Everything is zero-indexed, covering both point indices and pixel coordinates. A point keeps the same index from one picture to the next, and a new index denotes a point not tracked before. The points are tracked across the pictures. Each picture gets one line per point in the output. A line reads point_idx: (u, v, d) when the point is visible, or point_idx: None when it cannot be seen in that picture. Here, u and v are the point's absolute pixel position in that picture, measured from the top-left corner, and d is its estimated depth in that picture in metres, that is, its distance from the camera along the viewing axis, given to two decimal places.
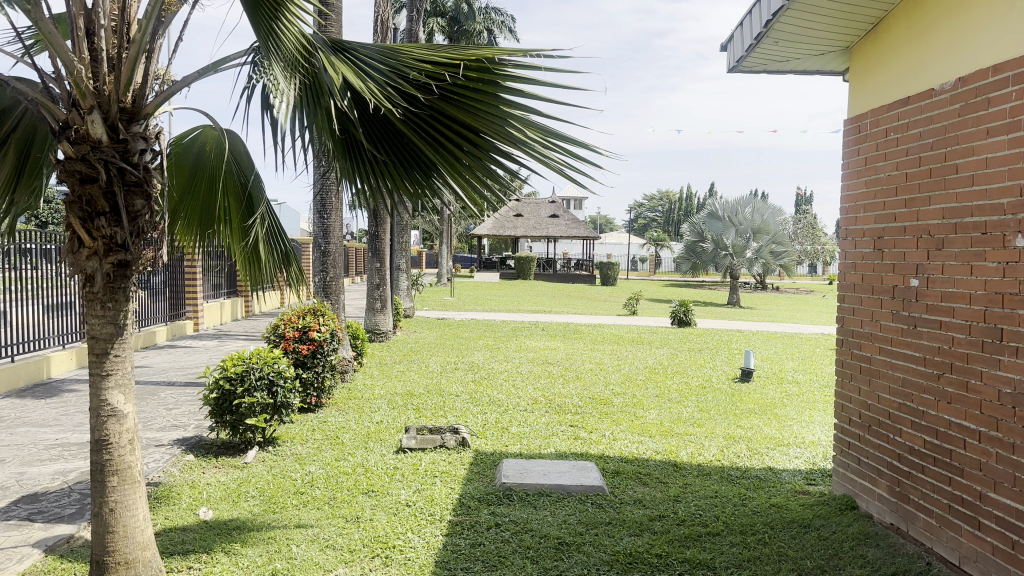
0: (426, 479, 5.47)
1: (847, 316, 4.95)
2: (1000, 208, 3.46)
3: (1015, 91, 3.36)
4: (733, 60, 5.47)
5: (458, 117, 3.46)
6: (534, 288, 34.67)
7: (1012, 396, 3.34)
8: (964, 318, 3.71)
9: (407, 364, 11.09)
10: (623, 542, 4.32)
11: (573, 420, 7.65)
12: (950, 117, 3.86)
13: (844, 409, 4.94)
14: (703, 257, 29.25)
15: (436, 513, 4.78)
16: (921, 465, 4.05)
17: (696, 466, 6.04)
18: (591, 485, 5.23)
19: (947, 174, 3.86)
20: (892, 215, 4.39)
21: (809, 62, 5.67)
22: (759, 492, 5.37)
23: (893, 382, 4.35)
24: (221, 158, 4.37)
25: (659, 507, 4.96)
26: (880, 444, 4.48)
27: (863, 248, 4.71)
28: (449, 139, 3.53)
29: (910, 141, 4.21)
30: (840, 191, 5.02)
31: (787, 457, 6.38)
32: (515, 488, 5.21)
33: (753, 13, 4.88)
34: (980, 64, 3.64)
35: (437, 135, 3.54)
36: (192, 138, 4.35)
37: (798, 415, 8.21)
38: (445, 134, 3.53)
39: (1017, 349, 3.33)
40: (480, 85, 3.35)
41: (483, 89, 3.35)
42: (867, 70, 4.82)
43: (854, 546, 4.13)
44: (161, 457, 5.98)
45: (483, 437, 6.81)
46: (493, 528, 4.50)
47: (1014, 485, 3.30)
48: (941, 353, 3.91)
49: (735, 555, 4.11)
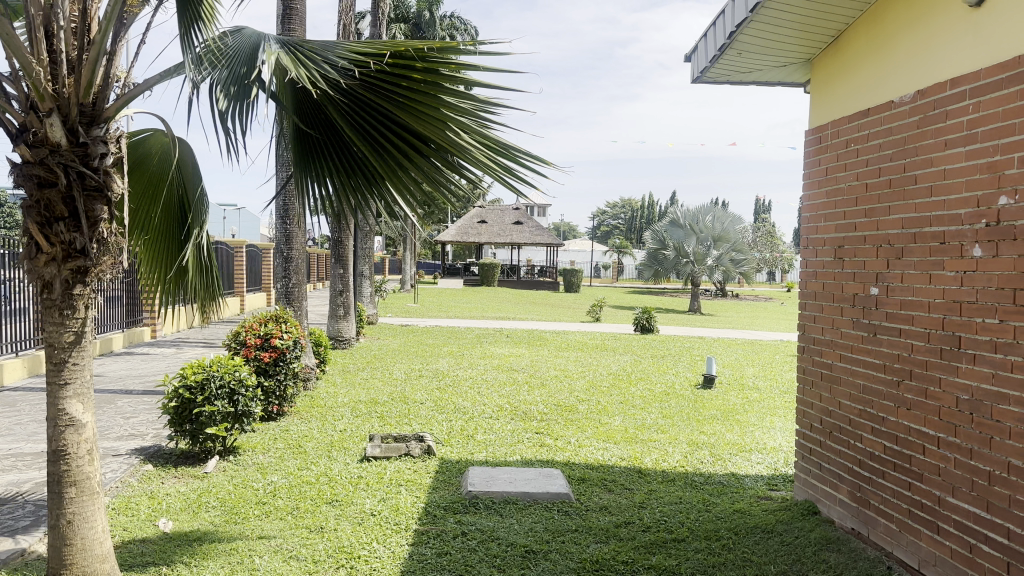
0: (391, 488, 5.42)
1: (808, 323, 5.03)
2: (958, 219, 3.56)
3: (972, 104, 3.48)
4: (696, 70, 5.55)
5: (402, 122, 3.55)
6: (496, 294, 34.70)
7: (969, 402, 3.44)
8: (922, 326, 3.81)
9: (371, 371, 11.01)
10: (589, 549, 4.33)
11: (538, 427, 7.67)
12: (909, 129, 3.96)
13: (806, 415, 5.03)
14: (665, 264, 29.48)
15: (402, 522, 4.74)
16: (881, 470, 4.13)
17: (660, 472, 6.09)
18: (557, 493, 5.23)
19: (906, 185, 3.96)
20: (852, 224, 4.49)
21: (773, 74, 5.77)
22: (723, 498, 5.43)
23: (853, 389, 4.44)
24: (164, 167, 4.21)
25: (626, 514, 4.99)
26: (841, 449, 4.56)
27: (824, 257, 4.80)
28: (394, 143, 3.61)
29: (871, 152, 4.31)
30: (801, 201, 5.12)
31: (749, 463, 6.47)
32: (481, 496, 5.18)
33: (717, 24, 4.95)
34: (937, 77, 3.76)
35: (383, 139, 3.62)
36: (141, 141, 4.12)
37: (759, 420, 8.33)
38: (388, 135, 3.61)
39: (974, 357, 3.43)
40: (424, 87, 3.45)
41: (425, 95, 3.46)
42: (828, 80, 4.93)
43: (816, 551, 4.20)
44: (119, 467, 5.83)
45: (448, 445, 6.78)
46: (459, 537, 4.47)
47: (972, 489, 3.40)
48: (899, 360, 4.00)
49: (701, 561, 4.15)
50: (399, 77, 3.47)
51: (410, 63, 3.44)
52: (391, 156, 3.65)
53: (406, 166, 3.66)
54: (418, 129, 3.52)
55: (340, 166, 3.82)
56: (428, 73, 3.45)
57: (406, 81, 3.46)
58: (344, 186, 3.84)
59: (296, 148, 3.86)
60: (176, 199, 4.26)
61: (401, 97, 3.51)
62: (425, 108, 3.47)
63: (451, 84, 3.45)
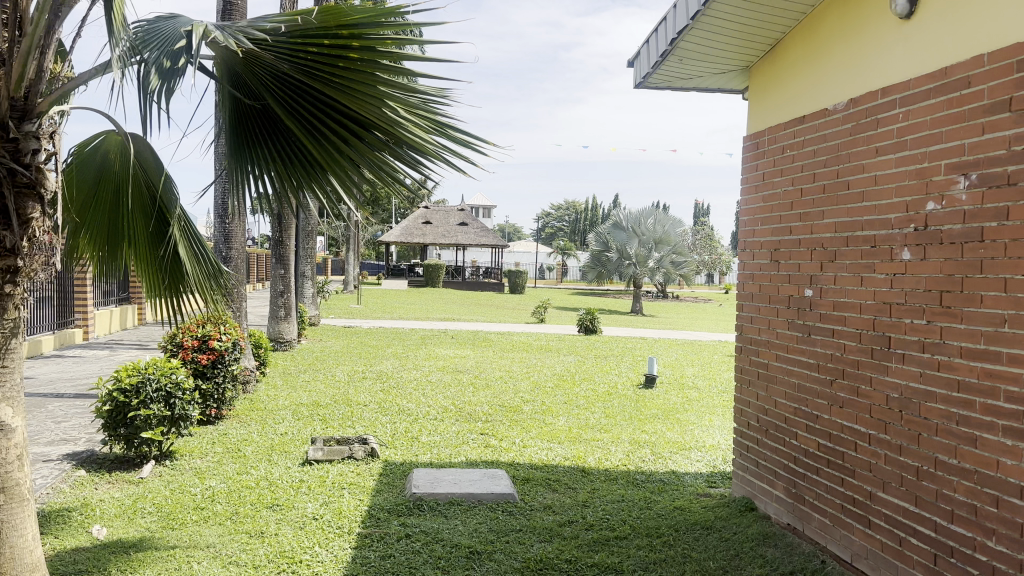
0: (333, 492, 5.36)
1: (745, 324, 5.16)
2: (888, 223, 3.71)
3: (902, 113, 3.64)
4: (638, 76, 5.64)
5: (339, 105, 3.52)
6: (440, 295, 34.59)
7: (898, 400, 3.60)
8: (855, 327, 3.96)
9: (313, 373, 10.85)
10: (533, 548, 4.37)
11: (483, 427, 7.68)
12: (842, 136, 4.11)
13: (743, 413, 5.16)
14: (608, 266, 29.82)
15: (345, 525, 4.69)
16: (815, 467, 4.27)
17: (603, 471, 6.17)
18: (501, 493, 5.26)
19: (839, 190, 4.11)
20: (787, 228, 4.63)
21: (712, 80, 5.91)
22: (663, 495, 5.53)
23: (788, 388, 4.58)
24: (126, 166, 4.06)
25: (569, 512, 5.05)
26: (777, 446, 4.70)
27: (761, 259, 4.95)
28: (332, 125, 3.59)
29: (805, 158, 4.46)
30: (739, 205, 5.26)
31: (688, 461, 6.61)
32: (426, 498, 5.16)
33: (659, 30, 5.05)
34: (869, 86, 3.91)
35: (320, 123, 3.59)
36: (95, 146, 4.04)
37: (698, 419, 8.51)
38: (325, 118, 3.57)
39: (903, 356, 3.59)
40: (360, 66, 3.42)
41: (362, 76, 3.43)
42: (766, 86, 5.07)
43: (753, 546, 4.31)
44: (49, 474, 5.62)
45: (392, 447, 6.74)
46: (403, 539, 4.45)
47: (901, 484, 3.55)
48: (832, 360, 4.15)
49: (642, 558, 4.23)
50: (335, 57, 3.42)
51: (345, 43, 3.39)
52: (330, 142, 3.63)
53: (345, 151, 3.64)
54: (357, 111, 3.51)
55: (280, 154, 3.76)
56: (364, 51, 3.40)
57: (341, 61, 3.42)
58: (285, 174, 3.78)
59: (231, 133, 3.80)
60: (147, 197, 4.08)
61: (337, 79, 3.47)
62: (362, 87, 3.44)
63: (387, 61, 3.42)
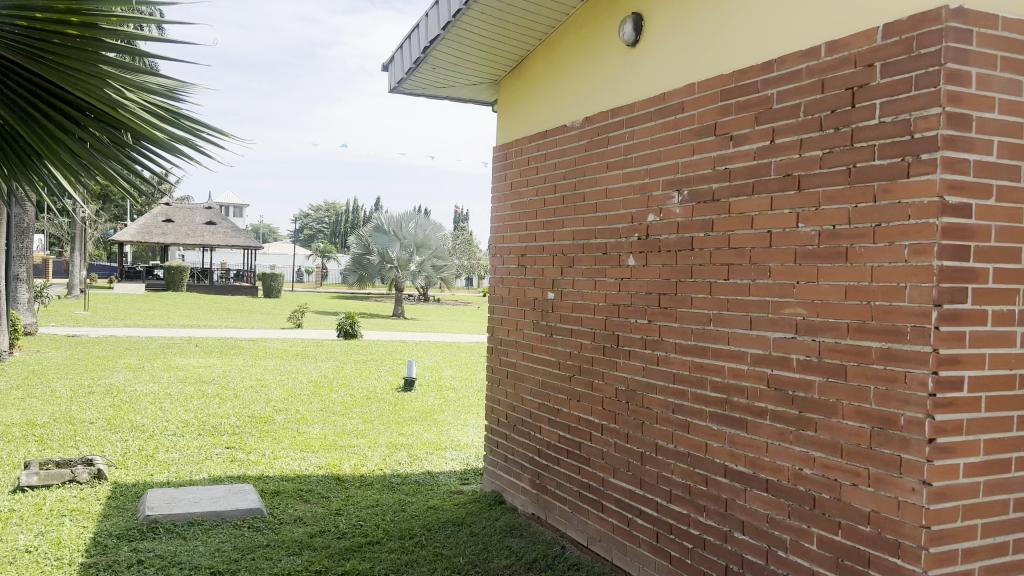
0: (49, 521, 4.73)
1: (494, 326, 5.38)
2: (617, 232, 4.08)
3: (628, 133, 4.01)
4: (393, 81, 5.65)
5: (52, 88, 3.44)
6: (185, 300, 32.04)
7: (626, 392, 3.96)
8: (589, 327, 4.29)
9: (25, 389, 9.50)
10: (281, 563, 4.19)
11: (230, 440, 7.23)
12: (578, 151, 4.45)
13: (493, 411, 5.38)
14: (369, 269, 29.55)
15: (61, 557, 4.16)
16: (556, 458, 4.57)
17: (358, 477, 6.09)
18: (248, 508, 4.99)
19: (575, 201, 4.44)
20: (532, 235, 4.91)
21: (464, 91, 6.09)
22: (417, 496, 5.59)
23: (533, 385, 4.85)
24: None
25: (321, 522, 4.91)
26: (522, 441, 4.96)
27: (509, 264, 5.19)
28: (43, 109, 3.48)
29: (547, 170, 4.75)
30: (489, 212, 5.47)
31: (443, 460, 6.75)
32: (161, 520, 4.73)
33: (412, 37, 5.09)
34: (601, 106, 4.27)
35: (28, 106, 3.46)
36: None
37: (453, 419, 8.74)
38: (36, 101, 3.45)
39: (630, 352, 3.96)
40: (78, 45, 3.37)
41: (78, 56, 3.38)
42: (512, 100, 5.33)
43: (501, 538, 4.51)
44: None
45: (124, 467, 6.11)
46: (134, 567, 4.04)
47: (629, 469, 3.92)
48: (570, 357, 4.46)
49: (395, 561, 4.24)
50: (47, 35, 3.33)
51: (62, 20, 3.32)
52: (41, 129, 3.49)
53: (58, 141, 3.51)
54: (72, 95, 3.47)
55: None
56: (83, 29, 3.37)
57: (56, 39, 3.34)
58: None
59: None
60: None
61: (49, 61, 3.37)
62: (77, 69, 3.39)
63: (109, 42, 3.43)
